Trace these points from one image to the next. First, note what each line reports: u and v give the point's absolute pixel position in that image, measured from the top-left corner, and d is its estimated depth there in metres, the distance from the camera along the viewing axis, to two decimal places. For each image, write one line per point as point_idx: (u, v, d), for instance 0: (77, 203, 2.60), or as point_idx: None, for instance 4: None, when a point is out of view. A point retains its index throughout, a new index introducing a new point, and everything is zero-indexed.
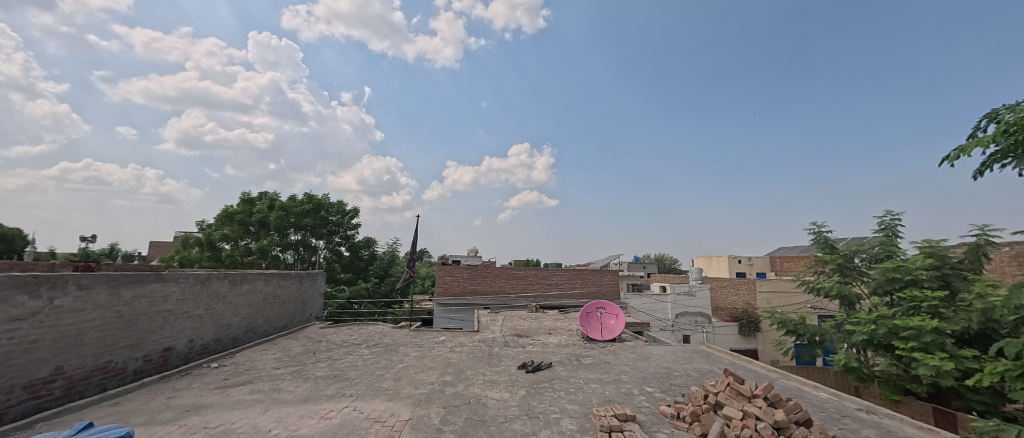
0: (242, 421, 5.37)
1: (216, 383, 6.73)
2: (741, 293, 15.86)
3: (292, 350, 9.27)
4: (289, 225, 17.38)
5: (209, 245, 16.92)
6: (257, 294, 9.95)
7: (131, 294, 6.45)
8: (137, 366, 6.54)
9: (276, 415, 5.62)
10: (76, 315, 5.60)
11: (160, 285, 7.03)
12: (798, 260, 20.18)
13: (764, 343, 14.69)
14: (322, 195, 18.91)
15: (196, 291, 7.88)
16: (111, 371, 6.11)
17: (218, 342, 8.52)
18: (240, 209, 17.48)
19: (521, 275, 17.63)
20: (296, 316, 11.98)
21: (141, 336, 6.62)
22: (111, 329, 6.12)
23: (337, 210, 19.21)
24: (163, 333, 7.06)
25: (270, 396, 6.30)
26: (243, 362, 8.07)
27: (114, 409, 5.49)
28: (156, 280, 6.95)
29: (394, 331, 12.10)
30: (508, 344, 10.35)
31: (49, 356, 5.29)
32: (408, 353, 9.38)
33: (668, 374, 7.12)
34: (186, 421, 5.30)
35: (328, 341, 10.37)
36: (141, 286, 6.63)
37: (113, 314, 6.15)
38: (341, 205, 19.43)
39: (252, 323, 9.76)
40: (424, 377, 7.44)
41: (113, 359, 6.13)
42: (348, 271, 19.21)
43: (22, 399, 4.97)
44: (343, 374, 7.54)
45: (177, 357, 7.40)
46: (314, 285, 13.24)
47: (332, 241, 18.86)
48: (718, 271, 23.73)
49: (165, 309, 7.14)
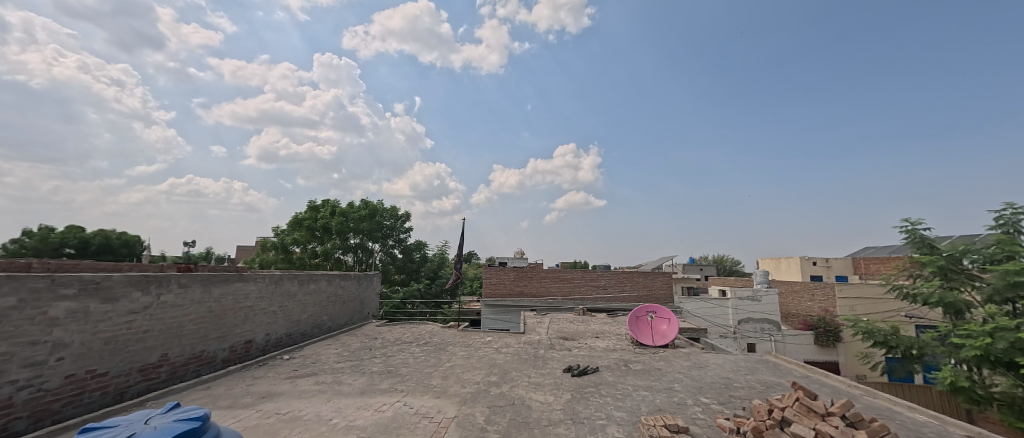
0: (308, 410, 5.64)
1: (287, 373, 7.19)
2: (816, 299, 14.60)
3: (351, 345, 9.71)
4: (348, 229, 18.39)
5: (282, 249, 18.33)
6: (321, 293, 10.55)
7: (219, 292, 7.05)
8: (224, 355, 7.15)
9: (336, 405, 5.86)
10: (177, 310, 6.20)
11: (242, 284, 7.63)
12: (887, 262, 18.06)
13: (847, 355, 13.24)
14: (377, 201, 19.80)
15: (271, 290, 8.48)
16: (204, 359, 6.72)
17: (289, 336, 9.13)
18: (307, 215, 18.71)
19: (568, 277, 17.32)
20: (355, 315, 12.60)
21: (227, 329, 7.22)
22: (204, 323, 6.72)
23: (391, 214, 20.05)
24: (245, 327, 7.67)
25: (332, 388, 6.60)
26: (310, 355, 8.58)
27: (206, 392, 6.02)
28: (239, 280, 7.55)
29: (443, 331, 12.33)
30: (554, 347, 10.17)
31: (158, 344, 5.88)
32: (455, 352, 9.48)
33: (727, 385, 6.56)
34: (263, 407, 5.67)
35: (382, 339, 10.75)
36: (227, 285, 7.23)
37: (205, 308, 6.75)
38: (394, 210, 20.25)
39: (318, 320, 10.37)
40: (471, 377, 7.44)
41: (206, 348, 6.73)
42: (402, 273, 19.96)
43: (136, 381, 5.57)
44: (395, 370, 7.75)
45: (257, 349, 8.01)
46: (371, 285, 13.85)
47: (387, 244, 19.68)
48: (789, 274, 21.86)
49: (247, 306, 7.75)
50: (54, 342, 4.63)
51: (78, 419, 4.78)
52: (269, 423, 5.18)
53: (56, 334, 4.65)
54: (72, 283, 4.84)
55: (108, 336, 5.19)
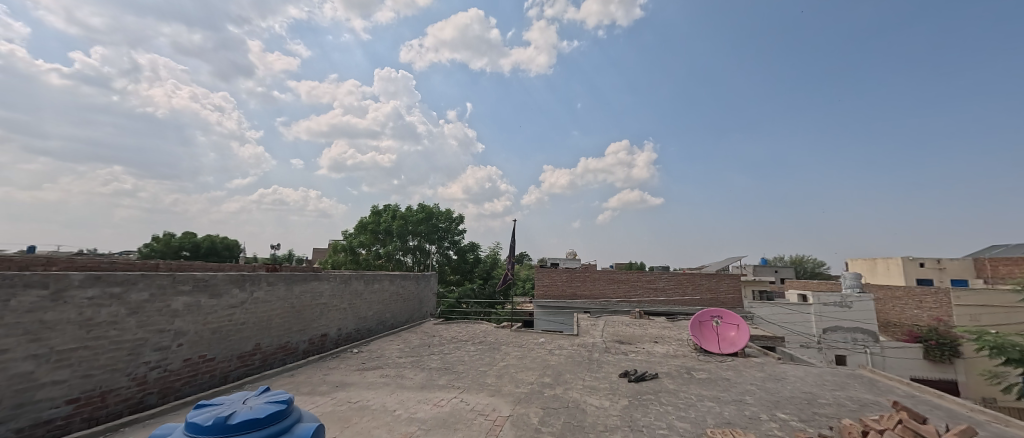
0: (375, 400, 5.89)
1: (356, 366, 7.60)
2: (925, 307, 12.91)
3: (411, 342, 10.07)
4: (407, 232, 19.23)
5: (350, 251, 19.61)
6: (385, 292, 11.06)
7: (299, 289, 7.62)
8: (305, 347, 7.73)
9: (400, 397, 6.06)
10: (266, 305, 6.79)
11: (317, 283, 8.18)
12: (1021, 263, 15.33)
13: (969, 373, 11.41)
14: (433, 205, 20.48)
15: (341, 288, 9.03)
16: (289, 349, 7.30)
17: (357, 331, 9.66)
18: (371, 220, 19.85)
19: (624, 279, 16.68)
20: (415, 313, 13.07)
21: (307, 323, 7.80)
22: (288, 317, 7.30)
23: (446, 217, 20.63)
24: (321, 322, 8.24)
25: (395, 381, 6.85)
26: (375, 349, 9.01)
27: (291, 379, 6.52)
28: (315, 279, 8.11)
29: (497, 330, 12.40)
30: (609, 350, 9.80)
31: (253, 334, 6.47)
32: (509, 352, 9.46)
33: (810, 401, 5.85)
34: (336, 395, 6.01)
35: (439, 336, 11.04)
36: (305, 283, 7.79)
37: (289, 304, 7.34)
38: (449, 213, 20.80)
39: (382, 317, 10.88)
40: (524, 377, 7.35)
41: (290, 340, 7.31)
42: (456, 273, 20.49)
43: (236, 366, 6.17)
44: (452, 367, 7.88)
45: (330, 342, 8.56)
46: (429, 285, 14.31)
47: (443, 246, 20.29)
48: (889, 278, 19.34)
49: (321, 303, 8.31)
50: (176, 330, 5.22)
51: (194, 397, 5.37)
52: (342, 410, 5.46)
53: (176, 324, 5.23)
54: (189, 281, 5.41)
55: (215, 326, 5.78)
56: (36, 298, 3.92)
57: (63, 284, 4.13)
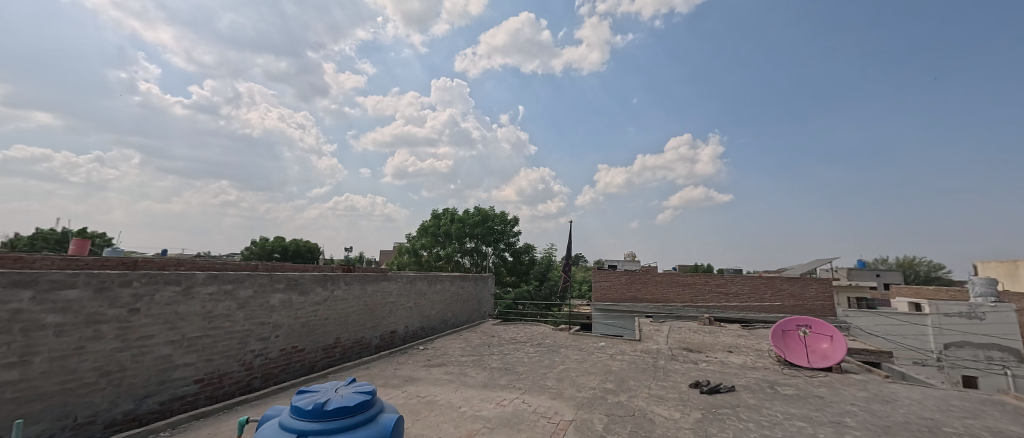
0: (441, 396, 6.03)
1: (423, 362, 7.89)
2: None
3: (472, 341, 10.23)
4: (464, 234, 19.73)
5: (412, 253, 20.57)
6: (447, 292, 11.42)
7: (371, 288, 8.25)
8: (377, 342, 8.36)
9: (464, 394, 6.15)
10: (344, 302, 7.50)
11: (387, 283, 8.74)
12: None
13: None
14: (489, 207, 20.82)
15: (407, 288, 9.51)
16: (364, 344, 7.97)
17: (422, 330, 10.10)
18: (431, 223, 20.63)
19: (690, 283, 15.66)
20: (474, 313, 13.36)
21: (378, 320, 8.43)
22: (362, 314, 7.97)
23: (501, 219, 20.84)
24: (390, 320, 8.80)
25: (459, 378, 6.98)
26: (438, 347, 9.31)
27: (365, 371, 7.08)
28: (384, 279, 8.67)
29: (555, 333, 12.20)
30: (677, 358, 9.19)
31: (334, 329, 7.19)
32: (569, 355, 9.23)
33: (930, 429, 4.99)
34: (406, 388, 6.27)
35: (499, 337, 11.10)
36: (376, 283, 8.39)
37: (363, 302, 8.00)
38: (504, 215, 20.99)
39: (444, 316, 11.26)
40: (586, 381, 7.12)
41: (364, 336, 7.97)
42: (513, 275, 20.63)
43: (321, 357, 6.92)
44: (512, 368, 7.87)
45: (399, 339, 9.10)
46: (486, 286, 14.52)
47: (498, 248, 20.53)
48: None
49: (390, 302, 8.85)
50: (273, 323, 6.02)
51: (289, 382, 6.16)
52: (411, 404, 5.66)
53: (274, 317, 6.05)
54: (283, 280, 6.21)
55: (303, 321, 6.56)
56: (172, 293, 4.74)
57: (191, 281, 4.96)
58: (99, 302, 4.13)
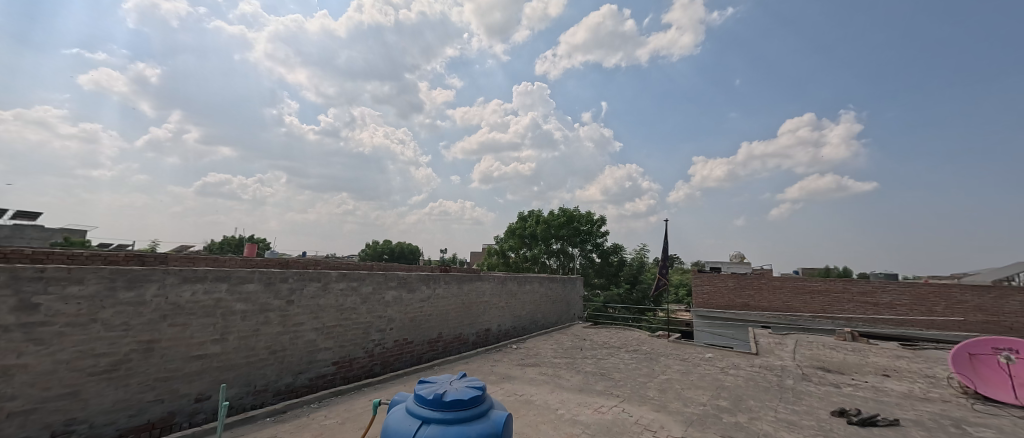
0: (538, 396, 6.11)
1: (516, 361, 8.10)
2: None
3: (563, 343, 10.15)
4: (551, 235, 19.73)
5: (501, 254, 21.27)
6: (536, 293, 11.60)
7: (468, 287, 8.83)
8: (473, 339, 8.94)
9: (560, 397, 6.14)
10: (445, 300, 8.18)
11: (481, 283, 9.26)
12: None
13: None
14: (574, 208, 20.32)
15: (499, 288, 9.93)
16: (462, 340, 8.61)
17: (513, 329, 10.46)
18: (517, 225, 21.05)
19: (818, 289, 13.50)
20: (564, 315, 13.34)
21: (474, 318, 9.00)
22: (460, 312, 8.59)
23: (587, 220, 20.21)
24: (484, 318, 9.32)
25: (554, 380, 6.98)
26: (531, 347, 9.48)
27: (465, 366, 7.59)
28: (479, 279, 9.20)
29: (652, 339, 11.47)
30: (809, 379, 7.90)
31: (437, 324, 7.91)
32: (669, 365, 8.57)
33: None
34: (503, 386, 6.50)
35: (591, 340, 10.83)
36: (471, 283, 8.95)
37: (460, 301, 8.62)
38: (590, 215, 20.32)
39: (534, 317, 11.47)
40: (693, 395, 6.56)
41: (462, 332, 8.61)
42: (601, 277, 19.99)
43: (427, 349, 7.70)
44: (608, 374, 7.60)
45: (492, 337, 9.59)
46: (576, 288, 14.34)
47: (585, 249, 20.09)
48: None
49: (484, 301, 9.35)
50: (389, 317, 6.91)
51: (402, 370, 7.02)
52: (509, 401, 5.85)
53: (389, 311, 6.92)
54: (395, 279, 7.05)
55: (412, 315, 7.37)
56: (314, 288, 5.78)
57: (327, 279, 5.96)
58: (267, 294, 5.21)
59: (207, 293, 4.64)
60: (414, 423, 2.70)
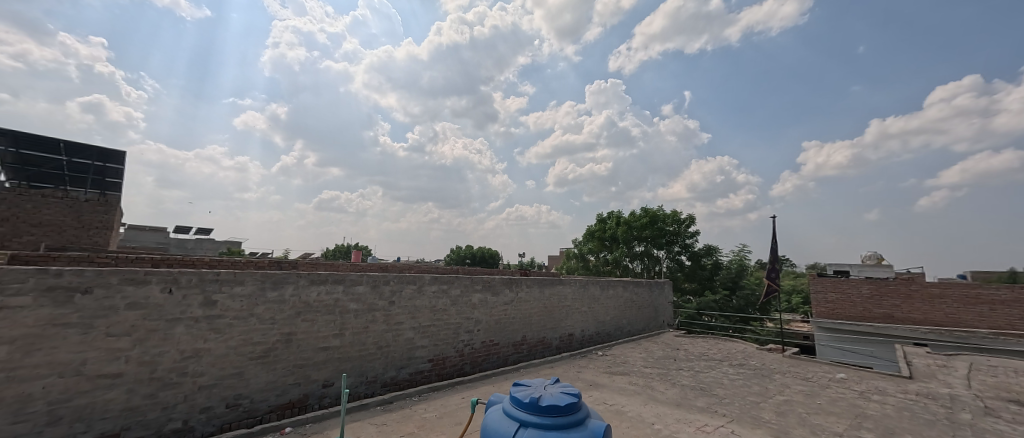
0: (631, 408, 5.87)
1: (604, 368, 7.89)
2: None
3: (654, 353, 9.60)
4: (633, 237, 18.76)
5: (581, 257, 21.02)
6: (620, 298, 11.16)
7: (549, 291, 8.86)
8: (557, 343, 8.95)
9: (657, 411, 5.81)
10: (528, 303, 8.31)
11: (562, 287, 9.22)
12: None
13: None
14: (658, 207, 18.95)
15: (581, 292, 9.77)
16: (545, 343, 8.68)
17: (598, 334, 10.24)
18: (596, 227, 20.55)
19: (995, 300, 10.85)
20: (652, 322, 12.64)
21: (557, 322, 8.99)
22: (543, 316, 8.67)
23: (673, 219, 18.80)
24: (567, 323, 9.26)
25: (647, 391, 6.64)
26: (618, 354, 9.16)
27: (550, 370, 7.61)
28: (560, 283, 9.17)
29: (761, 353, 10.25)
30: (994, 415, 6.32)
31: (520, 327, 8.08)
32: (787, 384, 7.55)
33: None
34: (592, 394, 6.38)
35: (686, 351, 10.07)
36: (553, 287, 8.95)
37: (543, 304, 8.68)
38: (676, 214, 18.90)
39: (619, 323, 11.07)
40: (821, 422, 5.70)
41: (546, 336, 8.67)
42: (693, 281, 18.42)
43: (512, 352, 7.91)
44: (709, 389, 6.98)
45: (576, 342, 9.50)
46: (664, 293, 13.46)
47: (673, 251, 18.62)
48: None
49: (566, 305, 9.28)
50: (476, 318, 7.25)
51: (490, 370, 7.31)
52: (600, 410, 5.71)
53: (475, 313, 7.26)
54: (480, 282, 7.38)
55: (497, 318, 7.64)
56: (411, 290, 6.32)
57: (421, 282, 6.48)
58: (373, 294, 5.85)
59: (328, 293, 5.38)
60: (513, 425, 2.56)
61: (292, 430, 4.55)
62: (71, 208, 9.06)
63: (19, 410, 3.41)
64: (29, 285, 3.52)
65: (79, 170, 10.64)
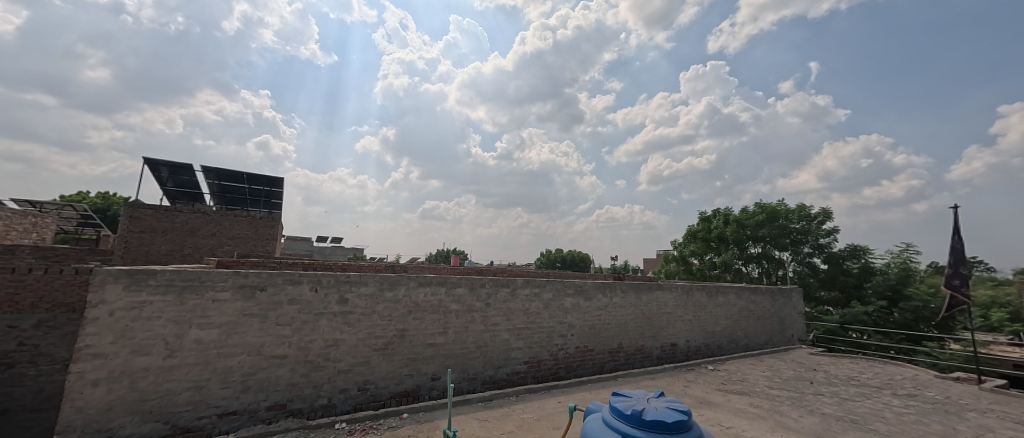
0: (751, 432, 5.42)
1: (716, 385, 7.44)
2: None
3: (784, 373, 8.62)
4: (746, 238, 16.99)
5: (682, 260, 19.69)
6: (733, 306, 10.34)
7: (647, 297, 8.66)
8: (658, 353, 8.71)
9: None
10: (623, 310, 8.26)
11: (661, 293, 8.94)
12: None
13: None
14: (778, 202, 16.84)
15: (684, 299, 9.33)
16: (645, 353, 8.50)
17: (708, 346, 9.67)
18: (700, 227, 19.15)
19: None
20: (777, 335, 11.43)
21: (657, 330, 8.75)
22: (641, 323, 8.51)
23: (800, 215, 16.21)
24: (669, 331, 8.94)
25: (774, 417, 6.02)
26: (734, 371, 8.52)
27: (652, 382, 7.44)
28: (659, 288, 8.91)
29: (945, 385, 8.37)
30: None
31: (616, 334, 8.08)
32: (987, 426, 5.94)
33: None
34: (704, 413, 6.05)
35: (826, 373, 8.81)
36: (651, 292, 8.74)
37: (640, 311, 8.53)
38: (804, 209, 16.25)
39: (733, 335, 10.29)
40: None
41: (645, 345, 8.49)
42: (832, 289, 14.43)
43: (608, 359, 7.94)
44: (862, 422, 5.99)
45: (681, 353, 9.12)
46: (791, 302, 12.01)
47: (801, 253, 15.61)
48: None
49: (667, 312, 8.97)
50: (569, 323, 7.47)
51: (585, 376, 7.45)
52: (714, 430, 5.39)
53: (568, 317, 7.49)
54: (572, 287, 7.60)
55: (590, 323, 7.76)
56: (505, 293, 6.82)
57: (514, 285, 6.95)
58: (472, 296, 6.47)
59: (433, 294, 6.12)
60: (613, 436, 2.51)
61: (408, 415, 5.29)
62: (253, 224, 11.55)
63: (225, 377, 4.67)
64: (229, 283, 4.78)
65: (256, 194, 13.46)
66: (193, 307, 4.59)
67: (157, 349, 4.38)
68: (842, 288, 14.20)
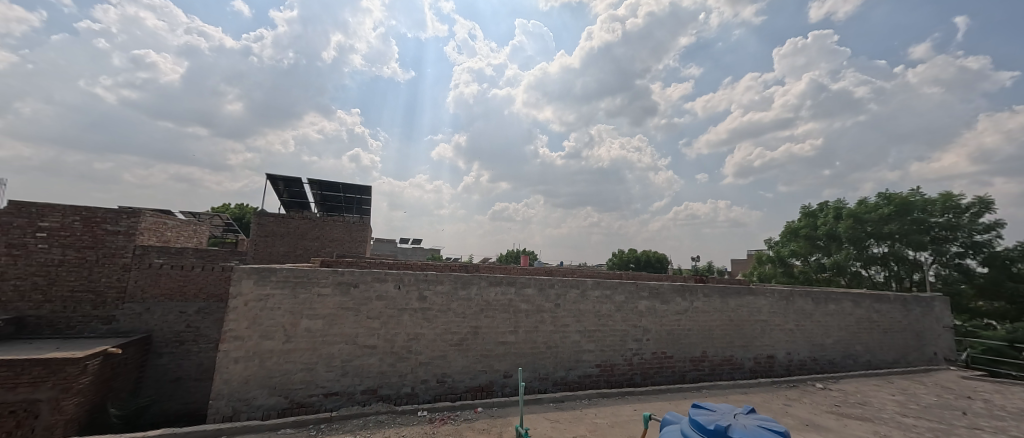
0: None
1: (826, 407, 6.74)
2: None
3: (925, 399, 7.45)
4: (866, 235, 14.90)
5: (781, 262, 17.78)
6: (847, 316, 9.25)
7: (734, 303, 8.15)
8: (751, 365, 8.15)
9: None
10: (706, 315, 7.88)
11: (753, 298, 8.34)
12: None
13: None
14: (910, 193, 14.51)
15: (783, 306, 8.59)
16: (734, 364, 8.02)
17: (815, 361, 8.81)
18: (804, 224, 17.29)
19: None
20: (913, 353, 9.97)
21: (749, 340, 8.18)
22: (729, 330, 8.04)
23: (943, 207, 13.72)
24: (764, 341, 8.31)
25: None
26: (853, 392, 7.61)
27: (743, 397, 7.01)
28: (750, 293, 8.33)
29: None
30: None
31: (698, 341, 7.74)
32: None
33: None
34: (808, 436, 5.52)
35: (990, 402, 7.40)
36: (740, 298, 8.21)
37: (727, 317, 8.05)
38: (949, 200, 13.74)
39: (850, 349, 9.21)
40: None
41: (734, 354, 8.01)
42: (997, 298, 11.80)
43: (690, 368, 7.63)
44: None
45: (780, 367, 8.41)
46: (931, 314, 10.29)
47: (947, 253, 13.13)
48: None
49: (761, 319, 8.34)
50: (643, 327, 7.35)
51: (662, 384, 7.26)
52: None
53: (643, 321, 7.37)
54: (646, 289, 7.47)
55: (668, 328, 7.54)
56: (574, 294, 6.94)
57: (583, 286, 7.04)
58: (541, 296, 6.69)
59: (503, 293, 6.46)
60: None
61: (482, 409, 5.66)
62: (347, 227, 13.03)
63: (330, 362, 5.45)
64: (330, 280, 5.57)
65: (349, 201, 15.14)
66: (304, 300, 5.43)
67: (278, 335, 5.27)
68: (1013, 298, 11.54)
